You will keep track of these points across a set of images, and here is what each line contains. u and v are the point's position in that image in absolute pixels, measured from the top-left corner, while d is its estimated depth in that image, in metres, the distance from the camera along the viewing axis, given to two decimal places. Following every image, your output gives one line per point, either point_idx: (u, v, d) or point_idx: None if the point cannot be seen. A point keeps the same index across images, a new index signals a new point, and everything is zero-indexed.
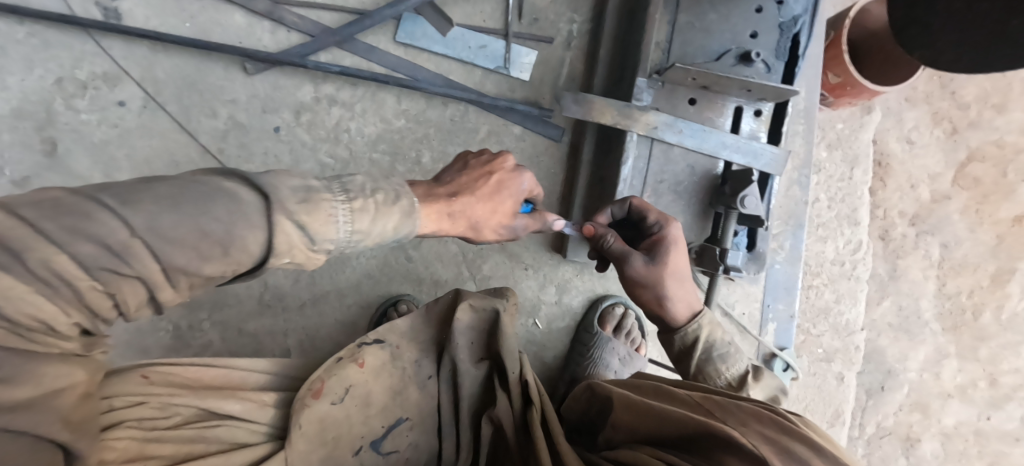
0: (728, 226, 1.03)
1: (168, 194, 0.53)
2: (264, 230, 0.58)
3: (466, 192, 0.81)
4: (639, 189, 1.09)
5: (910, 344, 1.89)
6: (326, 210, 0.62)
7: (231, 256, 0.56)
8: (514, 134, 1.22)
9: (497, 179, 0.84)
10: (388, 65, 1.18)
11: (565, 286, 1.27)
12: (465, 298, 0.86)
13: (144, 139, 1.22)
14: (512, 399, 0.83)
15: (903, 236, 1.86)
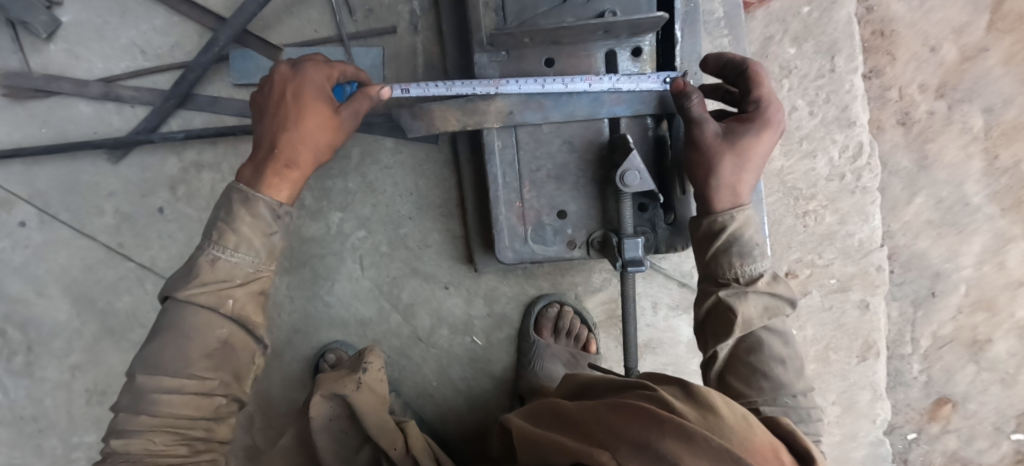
0: (626, 209, 0.86)
1: (153, 347, 0.73)
2: (202, 303, 0.74)
3: (284, 130, 0.82)
4: (516, 183, 0.91)
5: (962, 238, 1.52)
6: (208, 260, 0.76)
7: (194, 338, 0.73)
8: (381, 151, 1.11)
9: (295, 96, 0.82)
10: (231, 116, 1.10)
11: (493, 295, 1.15)
12: (318, 392, 0.78)
13: (54, 253, 1.24)
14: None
15: (929, 111, 1.48)
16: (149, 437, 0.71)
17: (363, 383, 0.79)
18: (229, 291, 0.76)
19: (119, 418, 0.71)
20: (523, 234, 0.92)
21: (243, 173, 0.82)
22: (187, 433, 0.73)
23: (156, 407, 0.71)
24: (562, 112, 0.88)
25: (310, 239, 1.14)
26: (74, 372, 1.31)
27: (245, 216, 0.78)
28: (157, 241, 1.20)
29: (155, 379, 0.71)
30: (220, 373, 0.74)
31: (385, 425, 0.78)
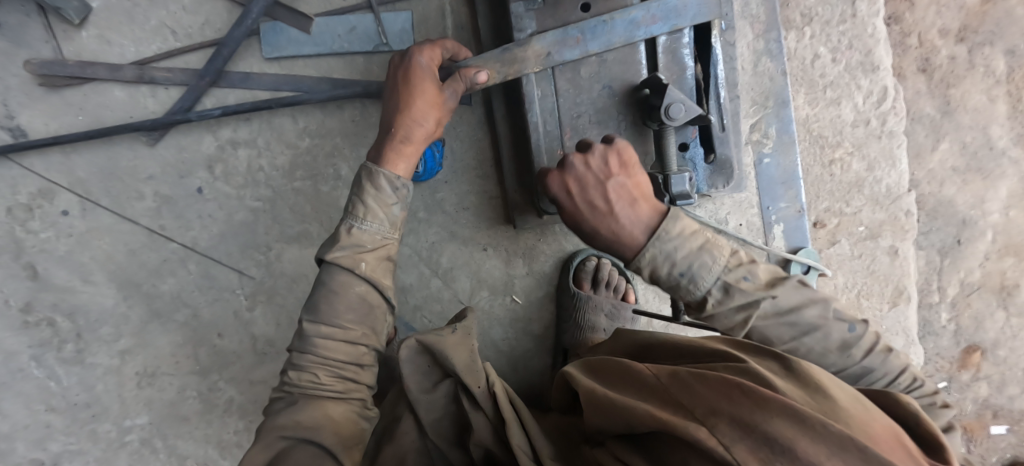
0: (666, 144, 0.91)
1: (311, 300, 0.82)
2: (343, 264, 0.81)
3: (399, 112, 0.88)
4: (557, 132, 0.97)
5: (989, 184, 1.51)
6: (345, 227, 0.84)
7: (337, 291, 0.81)
8: None
9: (407, 77, 0.88)
10: (264, 88, 1.11)
11: (533, 254, 1.18)
12: (414, 336, 0.81)
13: (98, 240, 1.28)
14: (488, 415, 0.79)
15: (951, 56, 1.47)
16: (313, 371, 0.80)
17: (458, 330, 0.82)
18: (360, 256, 0.83)
19: (290, 358, 0.81)
20: None
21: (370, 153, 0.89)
22: (341, 372, 0.81)
23: (316, 348, 0.80)
24: (600, 57, 0.94)
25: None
26: (125, 356, 1.35)
27: (370, 190, 0.85)
28: (198, 221, 1.23)
29: (314, 324, 0.80)
30: (361, 326, 0.82)
31: (472, 363, 0.79)
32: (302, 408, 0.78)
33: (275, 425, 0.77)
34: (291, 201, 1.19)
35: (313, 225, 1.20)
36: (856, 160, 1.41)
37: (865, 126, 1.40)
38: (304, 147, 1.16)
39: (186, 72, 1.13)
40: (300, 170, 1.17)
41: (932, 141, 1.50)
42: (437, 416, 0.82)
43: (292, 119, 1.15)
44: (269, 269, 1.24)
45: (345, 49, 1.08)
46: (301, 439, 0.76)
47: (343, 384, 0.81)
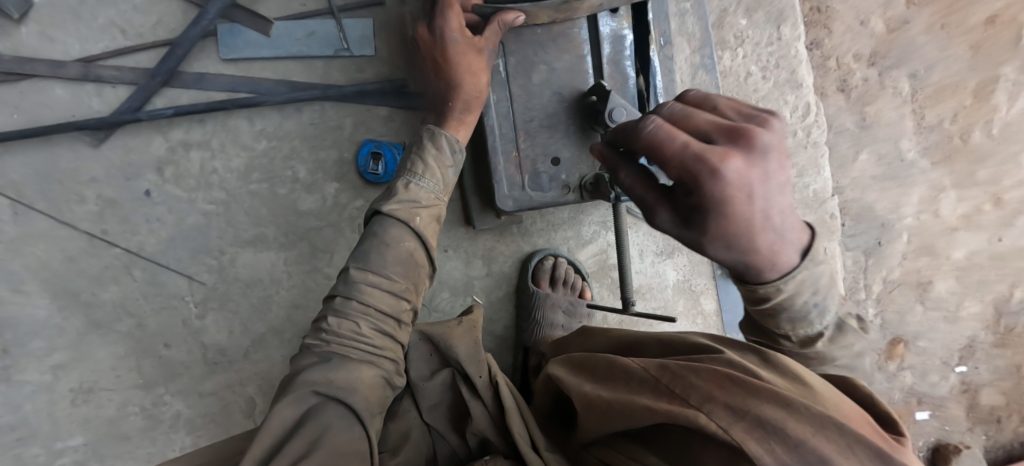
0: None
1: (361, 249, 0.81)
2: (400, 216, 0.83)
3: (451, 90, 0.90)
4: (512, 134, 1.00)
5: (902, 190, 1.68)
6: (404, 183, 0.86)
7: (392, 245, 0.81)
8: (373, 118, 1.14)
9: (446, 56, 0.89)
10: (220, 89, 1.10)
11: (492, 255, 1.20)
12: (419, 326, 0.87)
13: (32, 246, 1.21)
14: (488, 405, 0.80)
15: (864, 78, 1.64)
16: (356, 320, 0.77)
17: (462, 322, 0.87)
18: (414, 212, 0.85)
19: (335, 305, 0.78)
20: (521, 182, 1.01)
21: (429, 120, 0.94)
22: (383, 325, 0.79)
23: (363, 295, 0.78)
24: (550, 65, 0.98)
25: (307, 212, 1.17)
26: (59, 371, 1.27)
27: (431, 150, 0.90)
28: (145, 226, 1.19)
29: (364, 272, 0.79)
30: (406, 279, 0.82)
31: (475, 353, 0.84)
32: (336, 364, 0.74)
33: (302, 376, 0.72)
34: (247, 205, 1.17)
35: (268, 228, 1.18)
36: (788, 167, 1.53)
37: (794, 136, 1.53)
38: (261, 149, 1.14)
39: (137, 71, 1.10)
40: (256, 173, 1.15)
41: (852, 152, 1.65)
42: (432, 404, 0.82)
43: (249, 121, 1.13)
44: (222, 274, 1.21)
45: (304, 52, 1.09)
46: (333, 398, 0.70)
47: (382, 339, 0.79)
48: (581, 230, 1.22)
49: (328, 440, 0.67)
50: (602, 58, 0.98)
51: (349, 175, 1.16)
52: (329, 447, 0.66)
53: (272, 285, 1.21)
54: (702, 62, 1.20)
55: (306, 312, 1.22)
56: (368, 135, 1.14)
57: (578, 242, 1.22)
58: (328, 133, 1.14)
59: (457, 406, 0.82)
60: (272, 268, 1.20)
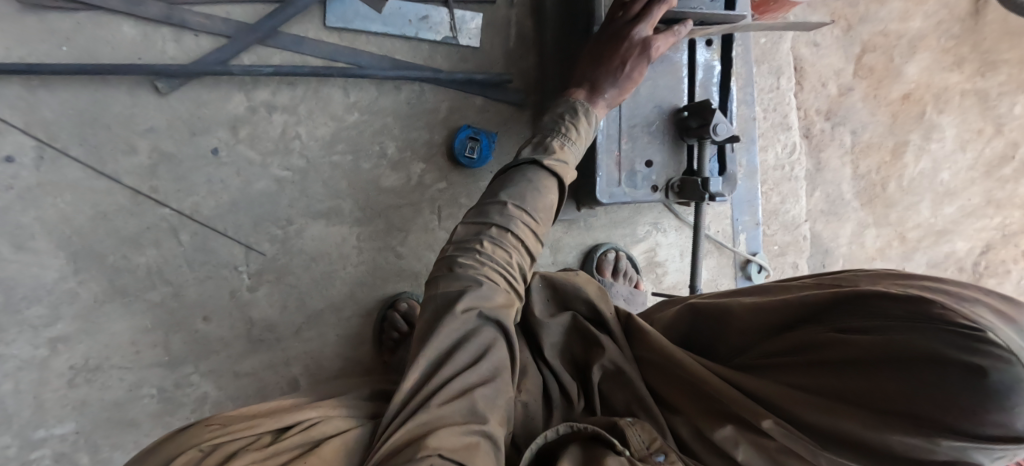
0: (704, 155, 1.04)
1: (515, 186, 0.82)
2: (554, 169, 0.85)
3: (616, 92, 0.94)
4: (615, 134, 1.05)
5: (844, 221, 2.04)
6: (558, 143, 0.88)
7: (545, 194, 0.83)
8: (467, 105, 1.18)
9: (624, 61, 0.93)
10: (320, 56, 1.07)
11: (558, 245, 1.29)
12: (539, 274, 0.87)
13: (52, 197, 1.03)
14: (618, 339, 0.77)
15: (823, 128, 1.96)
16: (507, 252, 0.77)
17: (580, 273, 0.88)
18: (563, 171, 0.87)
19: (489, 233, 0.78)
20: (617, 179, 1.06)
21: (576, 94, 0.94)
22: (524, 264, 0.80)
23: (517, 231, 0.79)
24: (654, 81, 1.06)
25: (388, 189, 1.17)
26: (58, 345, 1.05)
27: (583, 119, 0.92)
28: (205, 187, 1.09)
29: (520, 210, 0.80)
30: (546, 225, 0.84)
31: (600, 295, 0.84)
32: (491, 289, 0.72)
33: (460, 294, 0.70)
34: (328, 175, 1.13)
35: (346, 201, 1.15)
36: (772, 193, 1.81)
37: (780, 168, 1.80)
38: (350, 121, 1.12)
39: (228, 23, 1.03)
40: (342, 144, 1.13)
41: (813, 186, 1.98)
42: (553, 342, 0.80)
43: (342, 90, 1.11)
44: (287, 245, 1.15)
45: (411, 33, 1.09)
46: (491, 318, 0.70)
47: (521, 276, 0.79)
48: (636, 229, 1.35)
49: (491, 355, 0.68)
50: (695, 81, 1.08)
51: (436, 156, 1.18)
52: (493, 360, 0.68)
53: (340, 260, 1.18)
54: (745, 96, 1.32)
55: (372, 289, 1.21)
56: (462, 121, 1.18)
57: (634, 239, 1.35)
58: (423, 114, 1.15)
59: (580, 344, 0.80)
60: (343, 242, 1.17)
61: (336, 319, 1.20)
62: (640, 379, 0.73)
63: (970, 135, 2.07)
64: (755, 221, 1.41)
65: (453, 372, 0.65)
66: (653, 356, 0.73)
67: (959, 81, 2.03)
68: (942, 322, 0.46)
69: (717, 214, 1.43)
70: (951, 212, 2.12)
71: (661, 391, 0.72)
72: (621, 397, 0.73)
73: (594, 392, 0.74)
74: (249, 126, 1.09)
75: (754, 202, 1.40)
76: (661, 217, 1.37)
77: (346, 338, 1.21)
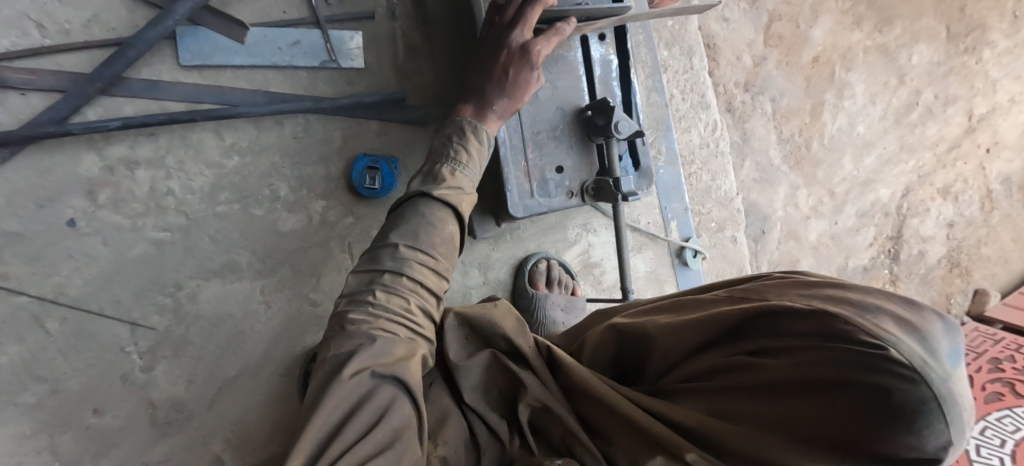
0: (612, 154, 1.01)
1: (406, 226, 0.79)
2: (447, 200, 0.83)
3: (506, 101, 0.91)
4: (520, 145, 1.01)
5: (777, 187, 2.05)
6: (448, 171, 0.87)
7: (439, 226, 0.81)
8: (363, 130, 1.09)
9: (507, 69, 0.90)
10: (180, 98, 0.95)
11: (487, 263, 1.22)
12: (453, 310, 0.79)
13: None
14: (541, 375, 0.70)
15: (744, 100, 1.96)
16: (405, 296, 0.73)
17: (499, 304, 0.80)
18: (458, 198, 0.85)
19: (382, 279, 0.73)
20: (530, 189, 1.02)
21: (464, 111, 0.92)
22: (427, 305, 0.75)
23: (413, 271, 0.75)
24: (552, 84, 1.02)
25: (288, 234, 1.06)
26: None
27: (473, 143, 0.90)
28: (67, 264, 0.93)
29: (413, 250, 0.76)
30: (448, 260, 0.81)
31: (520, 328, 0.77)
32: (389, 342, 0.66)
33: (348, 357, 0.63)
34: (215, 229, 1.01)
35: (241, 253, 1.03)
36: (703, 172, 1.80)
37: (706, 146, 1.79)
38: (231, 165, 1.00)
39: (61, 76, 0.89)
40: (226, 192, 1.01)
41: (742, 158, 1.98)
42: (474, 383, 0.72)
43: (216, 133, 0.99)
44: (178, 313, 1.01)
45: (283, 60, 0.99)
46: (389, 376, 0.63)
47: (426, 320, 0.74)
48: (567, 233, 1.29)
49: (390, 418, 0.60)
50: (594, 79, 1.05)
51: (337, 190, 1.08)
52: (393, 423, 0.60)
53: (245, 319, 1.05)
54: (654, 83, 1.33)
55: (287, 345, 1.08)
56: (360, 148, 1.08)
57: (566, 243, 1.29)
58: (314, 146, 1.05)
59: (507, 382, 0.72)
60: (245, 298, 1.04)
61: (250, 385, 1.06)
62: (571, 414, 0.66)
63: (877, 88, 2.13)
64: (682, 204, 1.42)
65: (345, 446, 0.57)
66: (578, 387, 0.66)
67: (861, 38, 2.09)
68: (848, 342, 0.43)
69: (648, 205, 1.39)
70: (871, 163, 2.17)
71: (594, 422, 0.65)
72: (557, 432, 0.66)
73: (526, 433, 0.67)
74: (110, 189, 0.95)
75: (678, 186, 1.42)
76: (590, 216, 1.32)
77: (266, 406, 1.07)
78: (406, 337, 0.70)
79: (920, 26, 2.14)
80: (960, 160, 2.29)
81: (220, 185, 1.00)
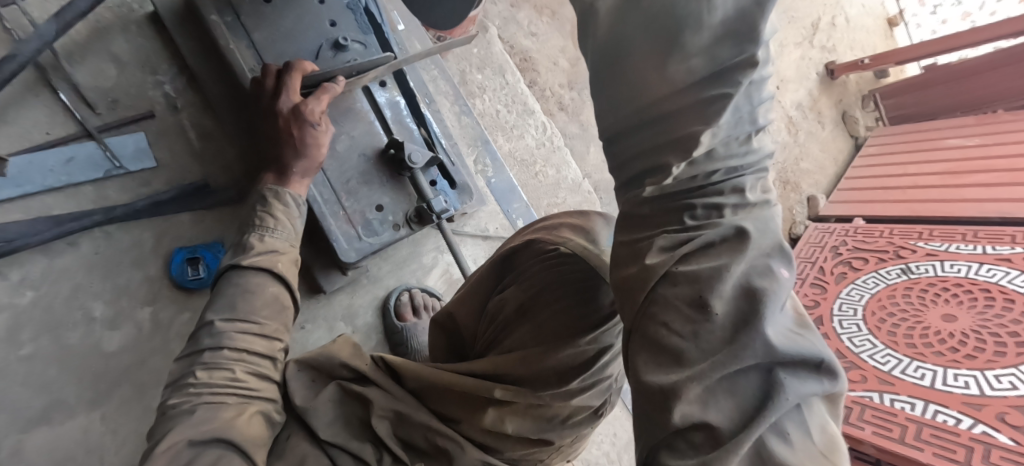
0: (420, 184, 1.08)
1: (222, 301, 0.80)
2: (261, 264, 0.84)
3: (295, 162, 0.94)
4: (334, 197, 1.05)
5: None
6: (257, 238, 0.87)
7: (255, 291, 0.82)
8: (174, 224, 1.06)
9: (286, 132, 0.93)
10: None
11: (350, 312, 1.22)
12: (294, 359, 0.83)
13: None
14: (389, 388, 0.79)
15: (573, 96, 2.07)
16: (230, 367, 0.75)
17: (341, 340, 0.86)
18: (274, 260, 0.86)
19: (202, 358, 0.75)
20: (356, 234, 1.07)
21: (266, 179, 0.94)
22: (258, 367, 0.78)
23: (235, 340, 0.77)
24: (349, 134, 1.07)
25: (117, 352, 1.01)
26: None
27: (279, 207, 0.92)
28: None
29: (231, 321, 0.78)
30: (276, 321, 0.83)
31: (358, 352, 0.84)
32: (214, 409, 0.70)
33: (170, 431, 0.68)
34: (25, 373, 0.93)
35: (67, 388, 0.96)
36: (549, 168, 1.92)
37: (545, 145, 1.91)
38: (28, 300, 0.94)
39: None
40: (29, 331, 0.94)
41: (589, 143, 2.07)
42: (328, 421, 0.76)
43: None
44: None
45: (57, 180, 0.95)
46: (212, 440, 0.67)
47: (260, 382, 0.77)
48: (422, 260, 1.33)
49: None
50: (388, 121, 1.11)
51: (161, 290, 1.04)
52: None
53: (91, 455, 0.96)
54: (459, 106, 1.44)
55: None
56: (175, 243, 1.06)
57: (424, 270, 1.32)
58: (122, 256, 1.02)
59: (362, 409, 0.78)
60: (86, 433, 0.96)
61: None
62: (416, 412, 0.76)
63: None
64: (523, 203, 1.53)
65: None
66: (424, 382, 0.78)
67: None
68: (549, 255, 0.68)
69: (494, 213, 1.47)
70: None
71: (444, 408, 0.76)
72: (418, 434, 0.75)
73: (390, 444, 0.74)
74: None
75: (514, 188, 1.52)
76: (440, 239, 1.36)
77: None
78: (234, 403, 0.73)
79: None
80: None
81: (20, 325, 0.94)
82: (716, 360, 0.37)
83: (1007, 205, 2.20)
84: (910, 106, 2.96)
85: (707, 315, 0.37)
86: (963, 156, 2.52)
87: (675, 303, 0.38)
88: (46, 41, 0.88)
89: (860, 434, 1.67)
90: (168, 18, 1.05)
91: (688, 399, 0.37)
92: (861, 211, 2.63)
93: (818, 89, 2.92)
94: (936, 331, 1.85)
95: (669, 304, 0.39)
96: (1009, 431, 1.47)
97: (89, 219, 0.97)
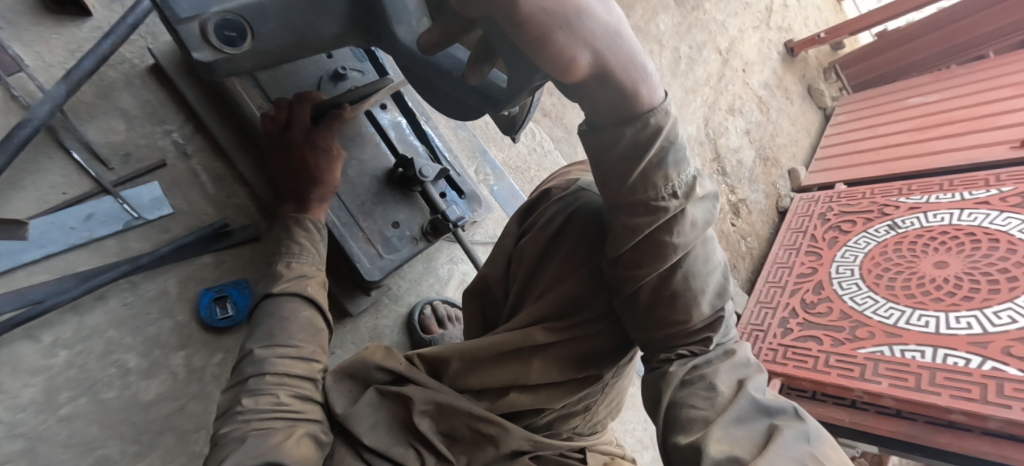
0: (432, 197, 1.12)
1: (260, 330, 0.82)
2: (291, 291, 0.86)
3: (312, 188, 0.97)
4: (351, 219, 1.07)
5: None
6: (285, 265, 0.90)
7: (290, 317, 0.84)
8: (195, 267, 1.07)
9: (302, 161, 0.96)
10: None
11: (377, 333, 1.23)
12: (331, 371, 0.85)
13: None
14: (426, 385, 0.79)
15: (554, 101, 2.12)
16: (274, 392, 0.76)
17: (372, 347, 0.84)
18: (303, 285, 0.89)
19: (248, 386, 0.76)
20: (377, 252, 1.09)
21: (286, 209, 0.97)
22: (302, 389, 0.79)
23: (277, 365, 0.78)
24: (358, 159, 1.10)
25: (155, 402, 1.00)
26: None
27: (300, 233, 0.95)
28: None
29: (270, 347, 0.80)
30: (312, 343, 0.85)
31: (390, 353, 0.82)
32: (261, 433, 0.71)
33: (222, 458, 0.69)
34: (66, 434, 0.91)
35: (110, 444, 0.94)
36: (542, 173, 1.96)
37: (534, 150, 1.96)
38: (61, 360, 0.93)
39: None
40: (66, 391, 0.93)
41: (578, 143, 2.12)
42: (370, 425, 0.78)
43: (28, 335, 0.91)
44: None
45: (79, 237, 0.96)
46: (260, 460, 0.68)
47: (305, 404, 0.78)
48: (438, 274, 1.35)
49: None
50: (393, 141, 1.15)
51: (191, 335, 1.05)
52: None
53: None
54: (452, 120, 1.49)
55: None
56: (199, 286, 1.07)
57: (442, 282, 1.35)
58: (149, 305, 1.02)
59: (403, 408, 0.79)
60: None
61: None
62: (456, 402, 0.78)
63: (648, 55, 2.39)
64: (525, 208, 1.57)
65: None
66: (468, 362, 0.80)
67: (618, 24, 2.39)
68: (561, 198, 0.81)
69: (499, 220, 1.51)
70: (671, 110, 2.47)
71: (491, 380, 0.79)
72: (459, 424, 0.79)
73: (433, 438, 0.77)
74: None
75: (515, 193, 1.56)
76: (452, 251, 1.40)
77: None
78: (280, 424, 0.73)
79: (654, 0, 2.43)
80: (730, 84, 2.74)
81: (56, 386, 0.92)
82: (725, 413, 0.62)
83: (975, 152, 2.31)
84: (868, 72, 3.09)
85: (714, 394, 0.65)
86: (925, 113, 2.65)
87: (696, 392, 0.66)
88: (60, 100, 0.91)
89: (877, 389, 1.69)
90: (171, 69, 1.10)
91: (716, 440, 0.59)
92: (840, 176, 2.73)
93: (781, 67, 3.03)
94: (930, 279, 1.93)
95: (692, 393, 0.66)
96: (1016, 362, 1.53)
97: (119, 270, 0.97)
